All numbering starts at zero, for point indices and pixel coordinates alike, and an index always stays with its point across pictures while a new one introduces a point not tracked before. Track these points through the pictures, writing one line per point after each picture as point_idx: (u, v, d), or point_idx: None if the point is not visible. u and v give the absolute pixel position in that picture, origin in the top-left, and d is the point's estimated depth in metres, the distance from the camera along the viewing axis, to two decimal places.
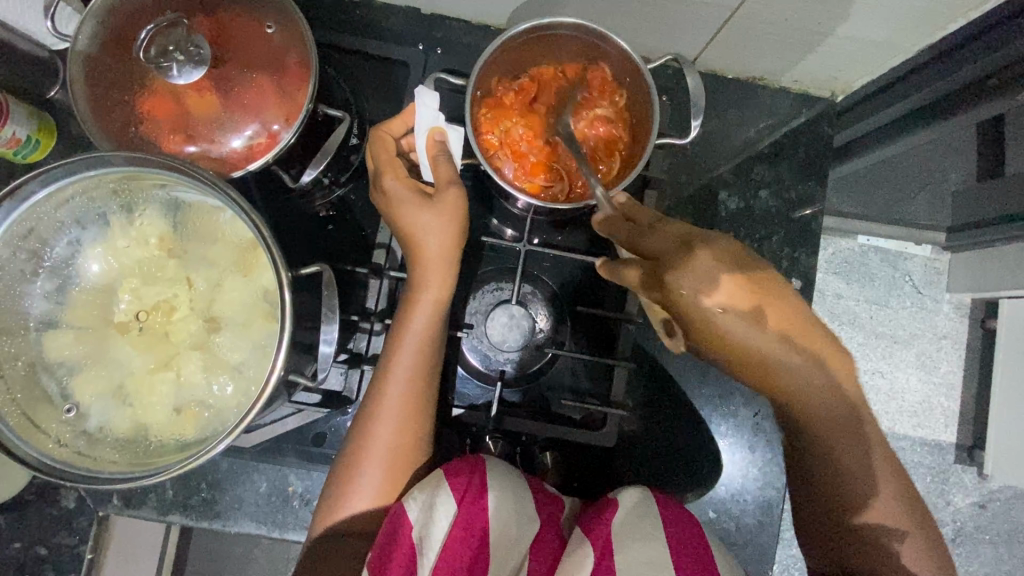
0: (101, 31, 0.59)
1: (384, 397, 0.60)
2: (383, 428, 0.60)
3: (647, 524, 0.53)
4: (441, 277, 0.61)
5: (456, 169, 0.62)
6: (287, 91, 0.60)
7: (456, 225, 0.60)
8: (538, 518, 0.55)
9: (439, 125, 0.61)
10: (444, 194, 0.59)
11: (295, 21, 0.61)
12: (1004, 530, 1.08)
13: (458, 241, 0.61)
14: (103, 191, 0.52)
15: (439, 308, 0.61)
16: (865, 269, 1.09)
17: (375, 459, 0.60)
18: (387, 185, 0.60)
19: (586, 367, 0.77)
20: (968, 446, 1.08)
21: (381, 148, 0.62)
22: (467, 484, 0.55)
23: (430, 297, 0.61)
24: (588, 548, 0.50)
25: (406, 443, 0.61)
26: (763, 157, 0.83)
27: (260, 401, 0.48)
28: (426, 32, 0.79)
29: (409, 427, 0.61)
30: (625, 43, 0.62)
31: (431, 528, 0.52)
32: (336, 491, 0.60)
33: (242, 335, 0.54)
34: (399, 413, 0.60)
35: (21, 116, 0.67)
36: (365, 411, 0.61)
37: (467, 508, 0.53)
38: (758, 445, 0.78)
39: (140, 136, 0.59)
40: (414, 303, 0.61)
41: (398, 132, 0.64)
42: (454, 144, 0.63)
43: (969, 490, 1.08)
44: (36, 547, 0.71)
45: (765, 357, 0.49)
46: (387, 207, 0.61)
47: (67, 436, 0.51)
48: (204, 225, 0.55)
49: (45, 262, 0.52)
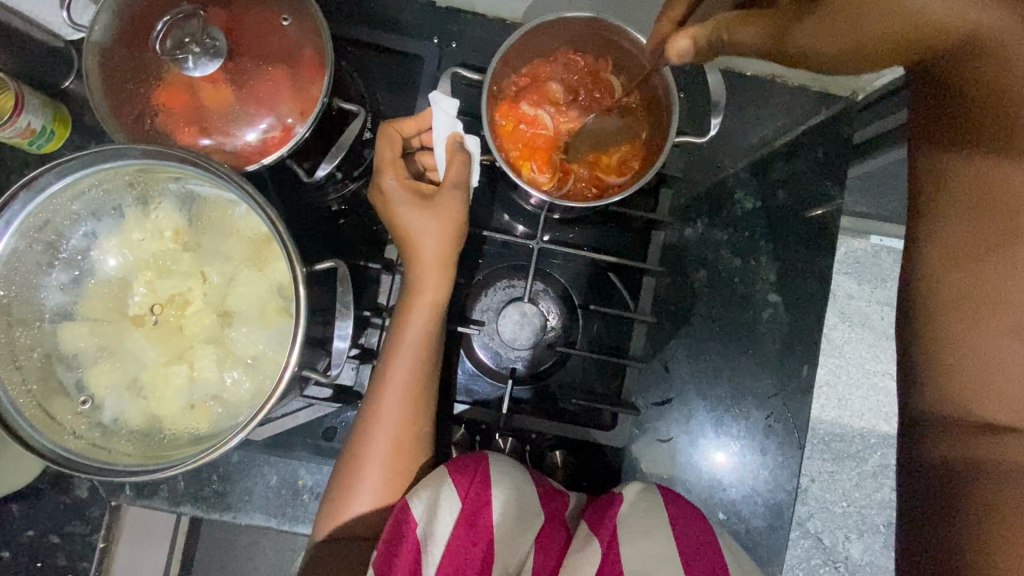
0: (117, 22, 0.58)
1: (382, 401, 0.61)
2: (384, 431, 0.60)
3: (658, 523, 0.53)
4: (440, 281, 0.61)
5: (469, 171, 0.62)
6: (303, 85, 0.60)
7: (454, 228, 0.61)
8: (541, 513, 0.56)
9: (457, 131, 0.61)
10: (445, 197, 0.60)
11: (311, 12, 0.60)
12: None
13: (455, 244, 0.61)
14: (118, 183, 0.52)
15: (436, 312, 0.62)
16: (879, 269, 1.05)
17: (375, 462, 0.60)
18: (386, 185, 0.60)
19: (596, 366, 0.76)
20: None
21: (388, 147, 0.61)
22: (469, 479, 0.55)
23: (428, 302, 0.61)
24: (594, 545, 0.50)
25: (406, 444, 0.61)
26: (780, 155, 0.82)
27: (275, 395, 0.48)
28: (441, 25, 0.78)
29: (406, 432, 0.61)
30: (646, 40, 0.60)
31: (437, 524, 0.53)
32: (339, 492, 0.60)
33: (256, 330, 0.54)
34: (398, 415, 0.61)
35: (35, 106, 0.67)
36: (365, 414, 0.62)
37: (470, 505, 0.53)
38: (770, 447, 0.77)
39: (155, 129, 0.59)
40: (410, 311, 0.61)
41: (410, 133, 0.63)
42: (471, 148, 0.63)
43: None
44: (49, 535, 0.72)
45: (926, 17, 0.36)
46: (384, 207, 0.61)
47: (82, 428, 0.51)
48: (218, 219, 0.54)
49: (61, 253, 0.52)
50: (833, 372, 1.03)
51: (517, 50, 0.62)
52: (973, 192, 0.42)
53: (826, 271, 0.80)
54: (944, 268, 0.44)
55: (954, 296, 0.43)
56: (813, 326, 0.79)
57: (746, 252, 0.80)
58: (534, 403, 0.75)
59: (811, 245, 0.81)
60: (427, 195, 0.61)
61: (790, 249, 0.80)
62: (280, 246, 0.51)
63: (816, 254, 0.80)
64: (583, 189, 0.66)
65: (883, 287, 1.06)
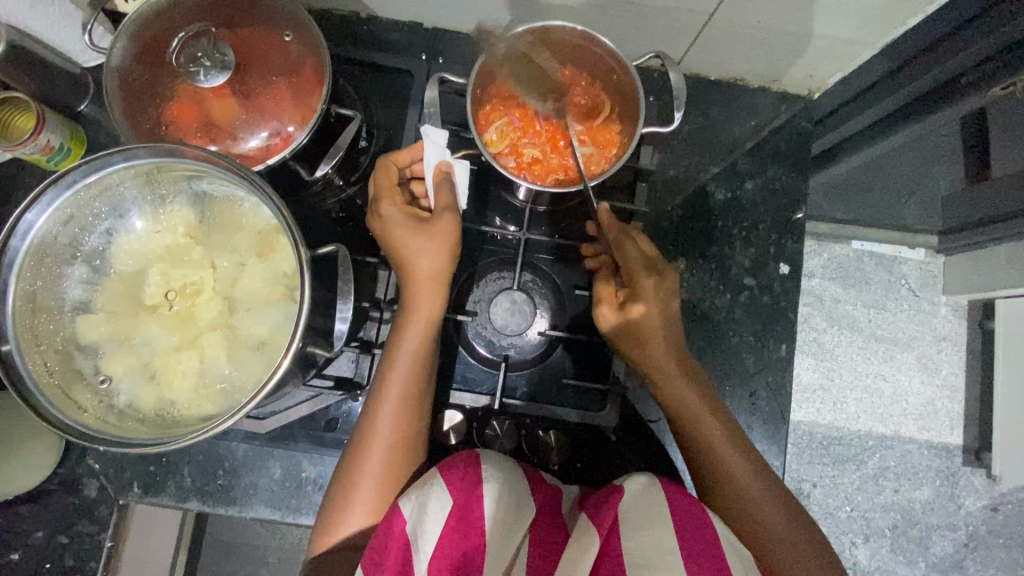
0: (133, 45, 0.64)
1: (378, 415, 0.63)
2: (377, 444, 0.63)
3: (655, 510, 0.54)
4: (434, 296, 0.65)
5: (456, 198, 0.67)
6: (303, 96, 0.66)
7: (447, 247, 0.65)
8: (534, 504, 0.58)
9: (446, 159, 0.66)
10: (438, 220, 0.64)
11: (310, 30, 0.66)
12: (1016, 533, 1.14)
13: (448, 263, 0.65)
14: (135, 181, 0.57)
15: (429, 328, 0.65)
16: (863, 272, 1.19)
17: (370, 470, 0.62)
18: (384, 211, 0.64)
19: (586, 351, 0.80)
20: (975, 448, 1.15)
21: (385, 175, 0.66)
22: (461, 477, 0.56)
23: (422, 318, 0.65)
24: (592, 537, 0.51)
25: (400, 453, 0.64)
26: (749, 153, 0.88)
27: (281, 369, 0.51)
28: (428, 44, 0.84)
29: (401, 441, 0.64)
30: (611, 42, 0.65)
31: (427, 523, 0.53)
32: (335, 502, 0.62)
33: (261, 313, 0.57)
34: (393, 427, 0.64)
35: (54, 125, 0.72)
36: (363, 423, 0.64)
37: (462, 501, 0.55)
38: (755, 425, 0.80)
39: (167, 136, 0.65)
40: (405, 327, 0.65)
41: (403, 163, 0.68)
42: (459, 176, 0.68)
43: (979, 492, 1.14)
44: (58, 535, 0.74)
45: (645, 343, 0.66)
46: (381, 230, 0.65)
47: (99, 408, 0.54)
48: (227, 214, 0.59)
49: (83, 247, 0.56)
50: (826, 376, 1.16)
51: (495, 58, 0.68)
52: (646, 352, 0.66)
53: (797, 255, 0.85)
54: (674, 406, 0.67)
55: (681, 417, 0.66)
56: (792, 310, 0.83)
57: (722, 240, 0.85)
58: (528, 389, 0.79)
59: (781, 232, 0.85)
60: (423, 220, 0.65)
61: (761, 236, 0.85)
62: (287, 235, 0.55)
63: (786, 240, 0.85)
64: (587, 166, 0.71)
65: (867, 289, 1.18)
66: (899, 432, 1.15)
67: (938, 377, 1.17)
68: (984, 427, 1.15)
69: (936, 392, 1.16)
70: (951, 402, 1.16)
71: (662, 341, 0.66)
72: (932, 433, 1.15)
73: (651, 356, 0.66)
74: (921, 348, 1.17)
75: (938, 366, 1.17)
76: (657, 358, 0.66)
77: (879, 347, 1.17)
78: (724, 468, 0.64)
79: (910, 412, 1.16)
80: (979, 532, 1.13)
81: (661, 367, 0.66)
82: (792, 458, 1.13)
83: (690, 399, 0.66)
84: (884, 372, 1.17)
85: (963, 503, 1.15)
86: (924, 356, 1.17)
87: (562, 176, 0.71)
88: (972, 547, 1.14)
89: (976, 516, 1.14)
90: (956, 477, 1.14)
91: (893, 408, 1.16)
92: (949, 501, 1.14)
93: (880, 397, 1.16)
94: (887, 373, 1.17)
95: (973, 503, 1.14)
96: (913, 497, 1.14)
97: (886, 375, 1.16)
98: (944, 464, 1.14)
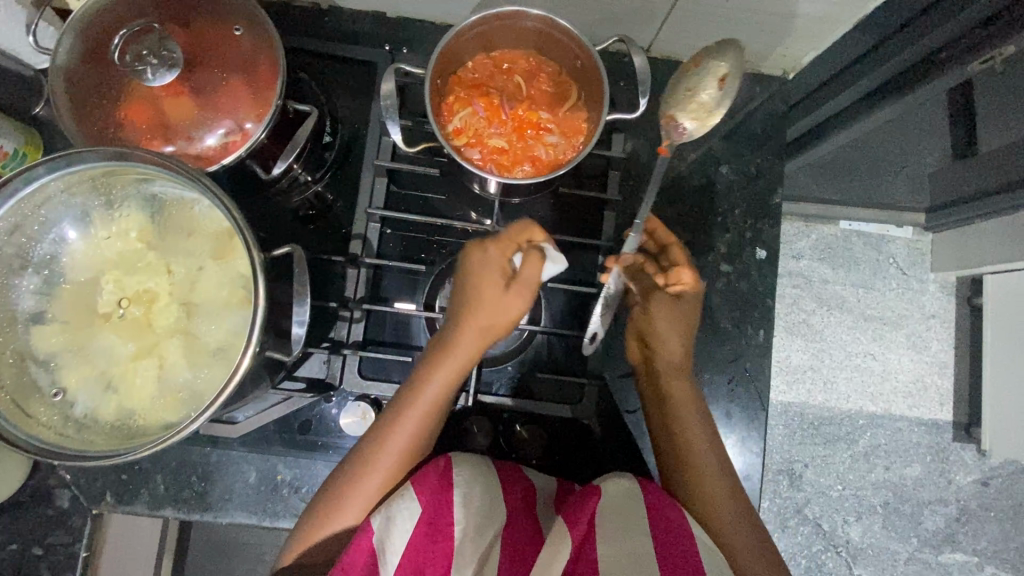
0: (78, 44, 0.62)
1: (387, 443, 0.60)
2: (379, 470, 0.60)
3: (630, 515, 0.54)
4: (476, 346, 0.62)
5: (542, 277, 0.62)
6: (259, 91, 0.64)
7: (506, 314, 0.61)
8: (505, 510, 0.58)
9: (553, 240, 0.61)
10: (514, 291, 0.61)
11: (263, 22, 0.64)
12: (1006, 506, 1.14)
13: (502, 325, 0.62)
14: (81, 187, 0.55)
15: (462, 372, 0.62)
16: (850, 253, 1.17)
17: (364, 492, 0.60)
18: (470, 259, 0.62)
19: (562, 342, 0.79)
20: (965, 424, 1.15)
21: (517, 229, 0.62)
22: (433, 484, 0.56)
23: (456, 361, 0.61)
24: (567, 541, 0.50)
25: (397, 480, 0.61)
26: (725, 136, 0.86)
27: (236, 375, 0.50)
28: (391, 33, 0.82)
29: (402, 469, 0.61)
30: (570, 25, 0.63)
31: (394, 529, 0.52)
32: (320, 513, 0.59)
33: (220, 317, 0.56)
34: (399, 456, 0.60)
35: (6, 130, 0.70)
36: (365, 443, 0.61)
37: (432, 508, 0.54)
38: (736, 412, 0.80)
39: (120, 137, 0.63)
40: (438, 367, 0.61)
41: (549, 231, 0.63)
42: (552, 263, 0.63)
43: (969, 467, 1.14)
44: (32, 547, 0.73)
45: (658, 333, 0.71)
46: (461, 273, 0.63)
47: (56, 420, 0.53)
48: (181, 216, 0.57)
49: (32, 256, 0.55)
50: (816, 357, 1.15)
51: (453, 46, 0.66)
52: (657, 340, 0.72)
53: (774, 239, 0.84)
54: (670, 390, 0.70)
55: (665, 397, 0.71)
56: (771, 294, 0.83)
57: (700, 225, 0.84)
58: (506, 383, 0.78)
59: (759, 216, 0.84)
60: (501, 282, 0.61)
61: (738, 220, 0.84)
62: (240, 237, 0.54)
63: (763, 224, 0.84)
64: (554, 155, 0.70)
65: (856, 269, 1.18)
66: (888, 410, 1.15)
67: (926, 355, 1.16)
68: (973, 403, 1.14)
69: (925, 369, 1.16)
70: (941, 378, 1.16)
71: (672, 335, 0.71)
72: (921, 410, 1.15)
73: (663, 346, 0.71)
74: (910, 326, 1.17)
75: (927, 344, 1.17)
76: (665, 350, 0.71)
77: (868, 326, 1.17)
78: (689, 451, 0.66)
79: (898, 390, 1.16)
80: (970, 507, 1.14)
81: (670, 357, 0.71)
82: (780, 441, 1.13)
83: (682, 388, 0.70)
84: (872, 351, 1.16)
85: (953, 478, 1.15)
86: (912, 334, 1.17)
87: (529, 166, 0.70)
88: (964, 521, 1.14)
89: (966, 491, 1.15)
90: (946, 453, 1.14)
91: (880, 387, 1.15)
92: (939, 477, 1.14)
93: (869, 376, 1.16)
94: (876, 353, 1.16)
95: (965, 478, 1.15)
96: (905, 474, 1.14)
97: (875, 355, 1.16)
98: (934, 441, 1.15)
